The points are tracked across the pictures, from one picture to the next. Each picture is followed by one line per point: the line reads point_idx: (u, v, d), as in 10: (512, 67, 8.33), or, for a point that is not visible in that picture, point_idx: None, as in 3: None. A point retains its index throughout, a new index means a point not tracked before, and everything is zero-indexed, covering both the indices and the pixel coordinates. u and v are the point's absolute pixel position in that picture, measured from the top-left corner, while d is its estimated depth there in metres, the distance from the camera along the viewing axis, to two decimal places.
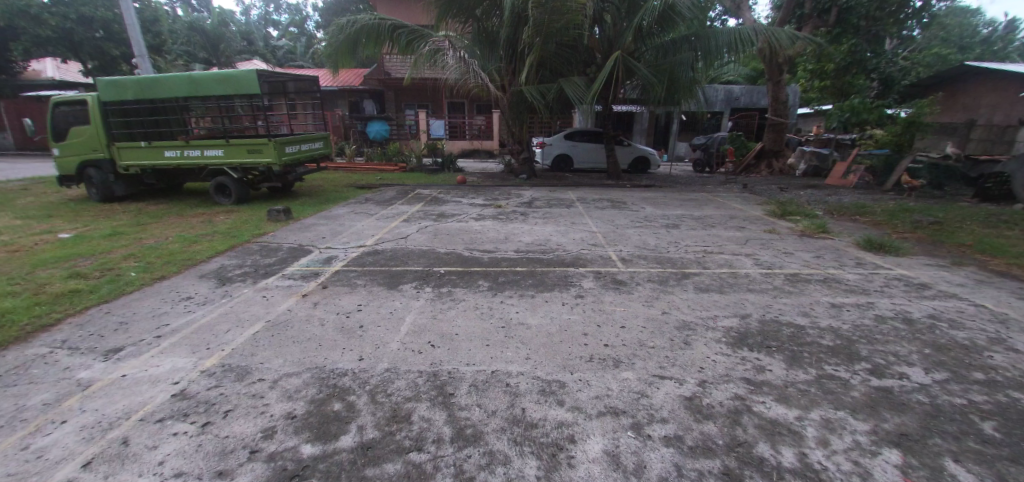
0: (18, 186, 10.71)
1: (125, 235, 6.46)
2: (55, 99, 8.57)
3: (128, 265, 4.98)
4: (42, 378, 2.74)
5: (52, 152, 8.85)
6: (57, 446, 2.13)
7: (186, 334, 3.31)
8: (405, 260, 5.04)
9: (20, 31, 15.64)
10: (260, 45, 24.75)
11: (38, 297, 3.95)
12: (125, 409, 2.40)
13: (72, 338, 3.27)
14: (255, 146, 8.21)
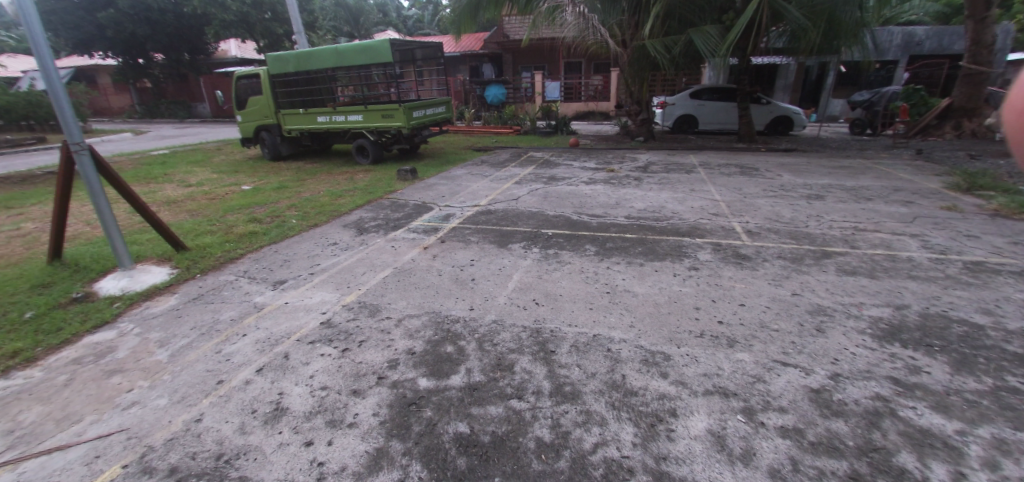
0: (215, 147, 13.22)
1: (288, 188, 7.65)
2: (239, 74, 10.27)
3: (290, 214, 5.91)
4: (231, 299, 3.47)
5: (236, 119, 10.69)
6: (240, 353, 2.70)
7: (332, 273, 3.88)
8: (515, 221, 5.18)
9: (212, 17, 18.82)
10: (393, 16, 26.55)
11: (229, 236, 4.93)
12: (286, 330, 2.94)
13: (251, 269, 4.05)
14: (388, 111, 8.98)
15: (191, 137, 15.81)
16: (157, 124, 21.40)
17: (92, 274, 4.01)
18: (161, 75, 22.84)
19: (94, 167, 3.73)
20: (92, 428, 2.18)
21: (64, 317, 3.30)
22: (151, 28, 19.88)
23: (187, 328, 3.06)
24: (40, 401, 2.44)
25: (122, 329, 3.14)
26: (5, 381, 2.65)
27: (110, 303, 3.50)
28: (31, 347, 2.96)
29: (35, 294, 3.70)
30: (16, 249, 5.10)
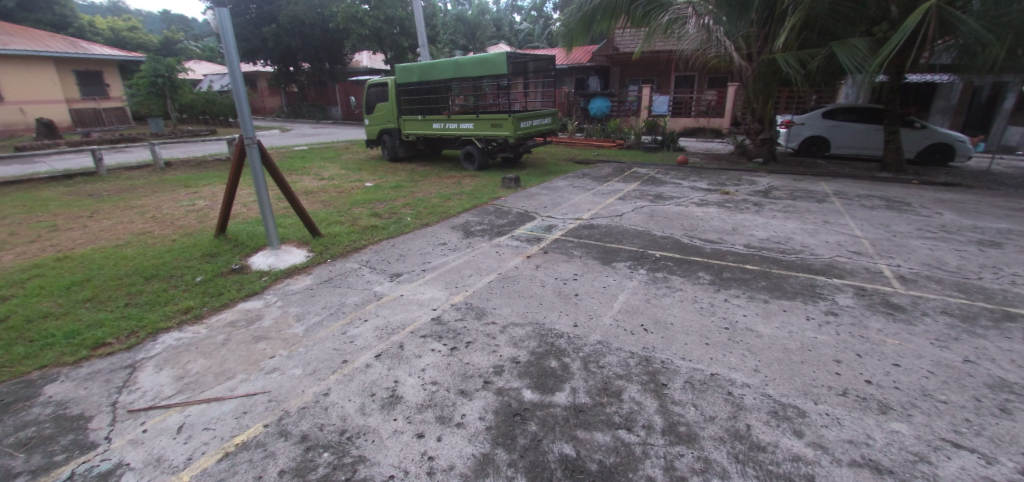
0: (343, 146, 14.79)
1: (404, 188, 8.27)
2: (371, 82, 11.39)
3: (405, 212, 6.37)
4: (355, 285, 3.80)
5: (364, 122, 11.83)
6: (362, 337, 2.93)
7: (441, 272, 4.08)
8: (620, 239, 5.01)
9: (352, 31, 21.17)
10: (506, 29, 27.60)
11: (355, 228, 5.45)
12: (401, 321, 3.14)
13: (371, 260, 4.42)
14: (497, 120, 9.29)
15: (324, 137, 17.86)
16: (298, 124, 24.57)
17: (247, 249, 4.67)
18: (305, 81, 26.23)
19: (260, 158, 4.34)
20: (241, 386, 2.51)
21: (225, 284, 3.88)
22: (302, 40, 22.99)
23: (319, 307, 3.42)
24: (204, 355, 2.87)
25: (267, 300, 3.59)
26: (180, 333, 3.18)
27: (259, 276, 4.04)
28: (201, 306, 3.52)
29: (205, 262, 4.41)
30: (193, 222, 6.13)
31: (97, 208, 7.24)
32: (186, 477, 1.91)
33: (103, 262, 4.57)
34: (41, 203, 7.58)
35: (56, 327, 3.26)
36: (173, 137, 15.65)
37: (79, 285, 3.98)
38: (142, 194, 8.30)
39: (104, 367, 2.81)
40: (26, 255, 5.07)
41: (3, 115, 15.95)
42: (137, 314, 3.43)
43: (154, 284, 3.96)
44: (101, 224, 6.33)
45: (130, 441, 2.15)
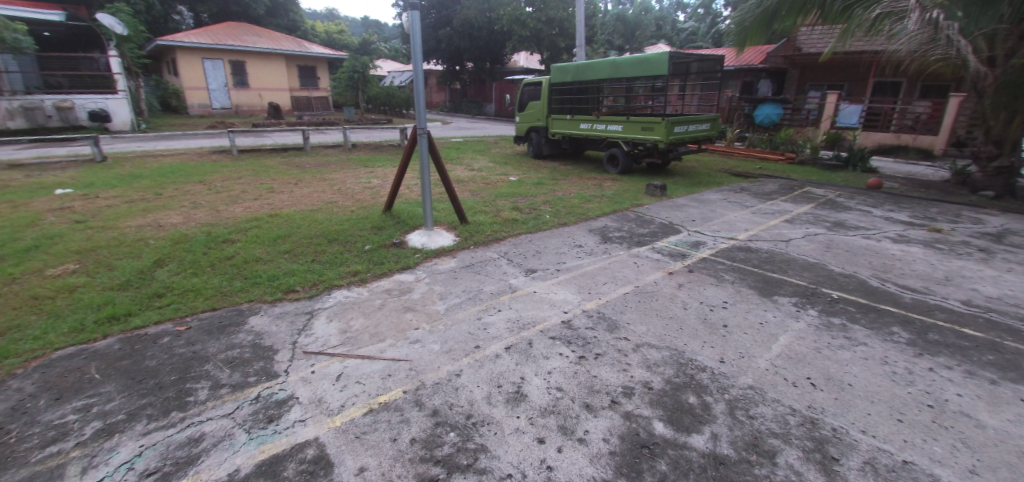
0: (493, 140, 15.65)
1: (546, 185, 8.40)
2: (527, 81, 11.82)
3: (545, 209, 6.44)
4: (493, 275, 3.97)
5: (514, 119, 12.28)
6: (494, 326, 3.05)
7: (575, 275, 4.01)
8: (784, 269, 4.33)
9: (514, 33, 22.19)
10: (668, 29, 26.14)
11: (497, 219, 5.69)
12: (533, 318, 3.18)
13: (510, 252, 4.57)
14: (649, 124, 8.81)
15: (477, 131, 19.15)
16: (457, 118, 26.84)
17: (406, 227, 5.21)
18: (467, 79, 28.49)
19: (427, 147, 4.78)
20: (389, 350, 2.80)
21: (386, 255, 4.38)
22: (469, 42, 25.02)
23: (460, 289, 3.64)
24: (364, 314, 3.28)
25: (417, 275, 3.96)
26: (348, 292, 3.68)
27: (414, 252, 4.48)
28: (366, 271, 4.03)
29: (373, 233, 5.04)
30: (367, 197, 7.11)
31: (301, 178, 8.88)
32: (338, 421, 2.18)
33: (300, 222, 5.54)
34: (263, 170, 9.53)
35: (263, 270, 4.05)
36: (358, 123, 18.38)
37: (282, 239, 4.89)
38: (331, 169, 9.92)
39: (291, 309, 3.41)
40: (252, 209, 6.44)
41: (248, 99, 20.84)
42: (318, 270, 4.07)
43: (333, 247, 4.67)
44: (302, 191, 7.72)
45: (301, 378, 2.54)
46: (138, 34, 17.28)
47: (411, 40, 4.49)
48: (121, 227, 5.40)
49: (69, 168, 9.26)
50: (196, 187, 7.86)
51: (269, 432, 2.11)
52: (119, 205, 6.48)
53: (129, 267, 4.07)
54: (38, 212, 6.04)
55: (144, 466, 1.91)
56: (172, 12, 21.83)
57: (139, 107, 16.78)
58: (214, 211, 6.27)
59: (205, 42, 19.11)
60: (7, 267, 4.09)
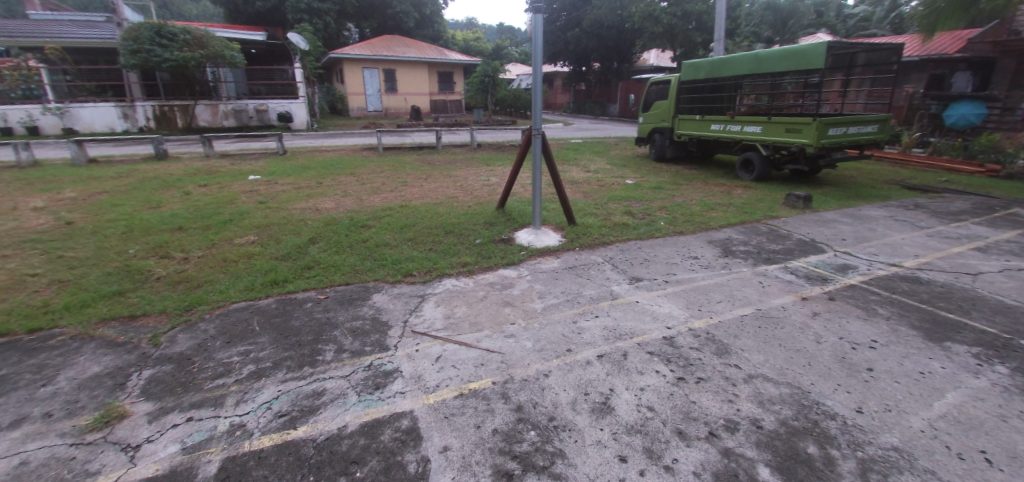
0: (614, 142, 15.28)
1: (665, 190, 7.95)
2: (654, 79, 11.26)
3: (660, 215, 6.10)
4: (595, 279, 3.89)
5: (638, 120, 11.80)
6: (590, 332, 2.99)
7: (685, 289, 3.73)
8: (964, 309, 3.47)
9: (646, 30, 21.32)
10: (832, 15, 22.59)
11: (607, 222, 5.56)
12: (632, 329, 3.05)
13: (616, 258, 4.43)
14: (796, 125, 7.75)
15: (599, 132, 18.89)
16: (579, 118, 26.81)
17: (516, 224, 5.38)
18: (593, 79, 28.22)
19: (541, 148, 4.86)
20: (484, 340, 2.93)
21: (494, 250, 4.58)
22: (598, 42, 24.76)
23: (560, 290, 3.65)
24: (467, 304, 3.47)
25: (521, 272, 4.07)
26: (456, 281, 3.93)
27: (520, 249, 4.60)
28: (474, 264, 4.26)
29: (485, 228, 5.31)
30: (483, 194, 7.50)
31: (429, 174, 9.73)
32: (432, 399, 2.35)
33: (424, 213, 6.08)
34: (400, 166, 10.66)
35: (388, 254, 4.54)
36: (485, 124, 19.46)
37: (408, 228, 5.41)
38: (456, 167, 10.68)
39: (406, 291, 3.76)
40: (386, 199, 7.25)
41: (395, 102, 23.43)
42: (434, 258, 4.42)
43: (449, 238, 5.02)
44: (429, 185, 8.45)
45: (406, 354, 2.80)
46: (316, 48, 20.55)
47: (534, 44, 4.61)
48: (290, 208, 6.51)
49: (260, 159, 11.45)
50: (346, 178, 9.12)
51: (374, 398, 2.37)
52: (290, 191, 7.82)
53: (290, 241, 4.89)
54: (235, 193, 7.60)
55: (278, 408, 2.29)
56: (342, 28, 25.48)
57: (312, 109, 19.98)
58: (357, 200, 7.20)
59: (365, 53, 21.95)
60: (211, 234, 5.22)
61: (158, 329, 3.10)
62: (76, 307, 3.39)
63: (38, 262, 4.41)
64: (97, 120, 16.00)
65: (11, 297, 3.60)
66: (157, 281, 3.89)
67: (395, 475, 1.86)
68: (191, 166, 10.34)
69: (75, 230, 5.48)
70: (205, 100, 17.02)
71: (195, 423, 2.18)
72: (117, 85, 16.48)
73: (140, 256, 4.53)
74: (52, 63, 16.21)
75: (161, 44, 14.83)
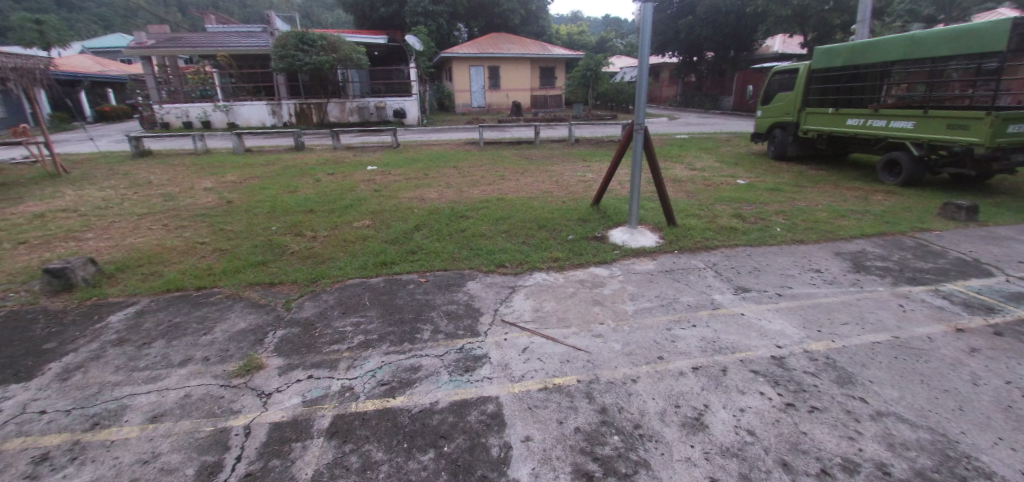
0: (725, 138, 14.12)
1: (784, 192, 7.16)
2: (777, 69, 10.14)
3: (776, 220, 5.52)
4: (694, 285, 3.66)
5: (755, 114, 10.75)
6: (685, 341, 2.83)
7: (801, 305, 3.34)
8: None
9: (771, 15, 19.26)
10: None
11: (712, 225, 5.18)
12: (734, 344, 2.82)
13: (720, 264, 4.11)
14: (961, 120, 6.47)
15: (708, 127, 17.58)
16: (687, 112, 25.20)
17: (611, 222, 5.25)
18: (705, 70, 26.30)
19: (643, 144, 4.65)
20: (572, 337, 2.91)
21: (587, 247, 4.52)
22: (713, 29, 22.99)
23: (654, 294, 3.49)
24: (557, 299, 3.48)
25: (613, 271, 3.97)
26: (547, 275, 3.97)
27: (614, 248, 4.48)
28: (565, 259, 4.25)
29: (579, 225, 5.26)
30: (580, 190, 7.43)
31: (527, 168, 9.89)
32: (516, 388, 2.41)
33: (520, 207, 6.20)
34: (500, 160, 10.99)
35: (484, 245, 4.71)
36: (585, 119, 19.21)
37: (503, 220, 5.57)
38: (553, 162, 10.71)
39: (499, 281, 3.88)
40: (485, 192, 7.53)
41: (499, 98, 24.15)
42: (526, 251, 4.49)
43: (542, 233, 5.07)
44: (527, 180, 8.59)
45: (495, 342, 2.89)
46: (429, 48, 21.92)
47: (641, 36, 4.41)
48: (399, 197, 7.07)
49: (377, 151, 12.58)
50: (450, 171, 9.64)
51: (464, 380, 2.49)
52: (400, 181, 8.49)
53: (398, 227, 5.31)
54: (356, 181, 8.46)
55: (380, 377, 2.51)
56: (453, 28, 26.77)
57: (423, 105, 21.40)
58: (458, 191, 7.58)
59: (472, 51, 22.88)
60: (335, 217, 5.88)
61: (289, 296, 3.59)
62: (231, 272, 4.05)
63: (207, 233, 5.34)
64: (252, 116, 18.84)
65: (187, 260, 4.42)
66: (291, 255, 4.49)
67: (479, 455, 1.95)
68: (322, 157, 11.73)
69: (234, 208, 6.53)
70: (335, 98, 19.11)
71: (313, 380, 2.49)
72: (268, 86, 19.15)
73: (280, 233, 5.26)
74: (222, 68, 19.30)
75: (302, 49, 16.92)
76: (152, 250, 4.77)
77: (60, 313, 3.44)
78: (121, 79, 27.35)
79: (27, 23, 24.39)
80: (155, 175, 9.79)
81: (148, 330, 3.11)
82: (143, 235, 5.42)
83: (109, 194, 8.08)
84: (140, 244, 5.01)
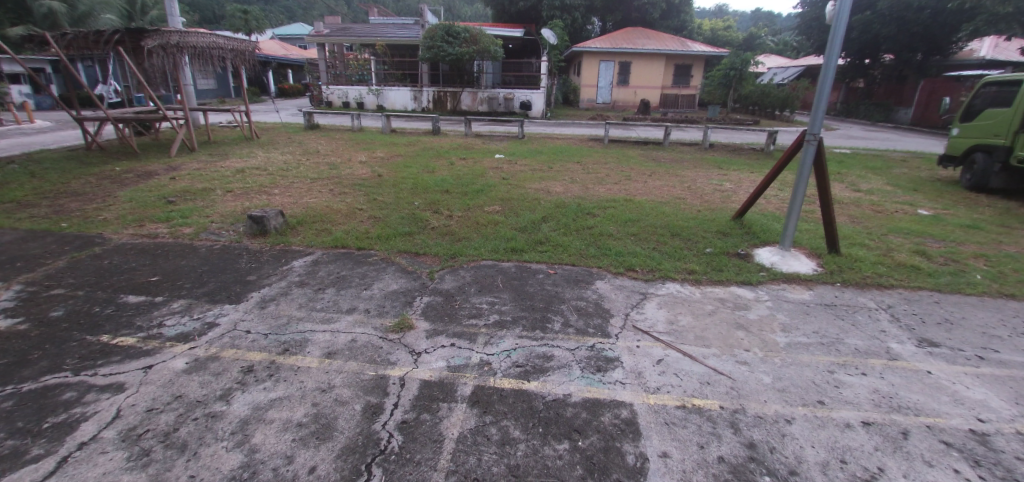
0: (900, 157, 11.91)
1: (987, 231, 5.82)
2: (989, 78, 8.18)
3: (976, 265, 4.51)
4: (862, 327, 3.18)
5: (949, 132, 8.88)
6: (852, 391, 2.47)
7: (1013, 375, 2.68)
8: None
9: (982, 11, 15.55)
10: None
11: (886, 260, 4.42)
12: (918, 404, 2.38)
13: (897, 308, 3.50)
14: None
15: (878, 142, 15.01)
16: (849, 124, 21.85)
17: (756, 240, 4.77)
18: (879, 76, 22.49)
19: (813, 157, 4.12)
20: (712, 358, 2.73)
21: (727, 263, 4.17)
22: (897, 28, 19.41)
23: (811, 329, 3.11)
24: (693, 314, 3.27)
25: (759, 295, 3.61)
26: (680, 287, 3.75)
27: (759, 269, 4.08)
28: (702, 273, 3.98)
29: (719, 238, 4.87)
30: (716, 200, 6.89)
31: (654, 171, 9.44)
32: (651, 400, 2.32)
33: (651, 211, 5.94)
34: (625, 159, 10.66)
35: (613, 246, 4.60)
36: (723, 123, 17.71)
37: (632, 222, 5.39)
38: (684, 166, 10.09)
39: (629, 285, 3.77)
40: (610, 191, 7.36)
41: (628, 95, 23.41)
42: (658, 258, 4.29)
43: (676, 241, 4.80)
44: (655, 183, 8.20)
45: (627, 347, 2.82)
46: (564, 42, 21.97)
47: (831, 36, 3.88)
48: (526, 187, 7.24)
49: (503, 140, 13.09)
50: (574, 166, 9.63)
51: (596, 379, 2.47)
52: (526, 171, 8.69)
53: (527, 217, 5.44)
54: (485, 167, 8.89)
55: (516, 358, 2.61)
56: (588, 22, 26.47)
57: (550, 99, 21.66)
58: (583, 187, 7.53)
59: (605, 47, 22.37)
60: (468, 199, 6.23)
61: (432, 267, 3.90)
62: (384, 238, 4.53)
63: (363, 201, 6.04)
64: (398, 99, 20.84)
65: (349, 223, 5.05)
66: (432, 230, 4.87)
67: (614, 459, 1.91)
68: (454, 141, 12.56)
69: (383, 181, 7.28)
70: (469, 87, 20.23)
71: (455, 349, 2.68)
72: (414, 73, 20.95)
73: (421, 208, 5.74)
74: (378, 55, 21.55)
75: (447, 41, 18.11)
76: (323, 210, 5.54)
77: (257, 253, 4.18)
78: (300, 63, 32.11)
79: (238, 13, 29.84)
80: (321, 145, 11.35)
81: (321, 278, 3.63)
82: (314, 196, 6.32)
83: (288, 158, 9.62)
84: (313, 204, 5.84)
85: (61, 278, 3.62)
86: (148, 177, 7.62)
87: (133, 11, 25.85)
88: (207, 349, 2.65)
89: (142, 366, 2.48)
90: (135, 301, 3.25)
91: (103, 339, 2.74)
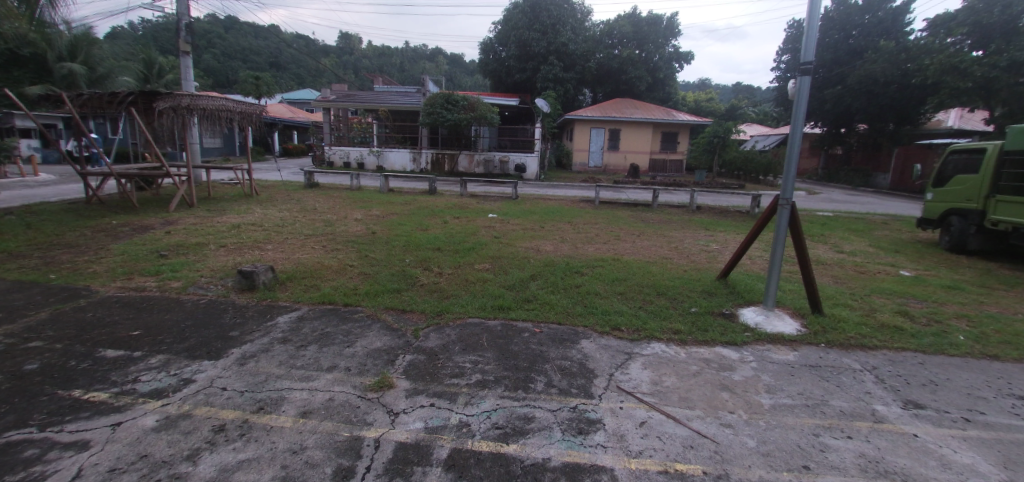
0: (882, 220, 12.28)
1: (968, 293, 5.92)
2: (955, 147, 8.68)
3: (958, 326, 4.55)
4: (847, 388, 3.17)
5: (924, 196, 9.24)
6: (838, 455, 2.42)
7: (1001, 438, 2.64)
8: None
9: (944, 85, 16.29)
10: None
11: (870, 321, 4.46)
12: (905, 470, 2.33)
13: (882, 369, 3.49)
14: None
15: (859, 206, 15.52)
16: (831, 188, 22.71)
17: (741, 300, 4.83)
18: (855, 144, 23.71)
19: (788, 221, 4.28)
20: (696, 421, 2.68)
21: (712, 323, 4.19)
22: (867, 100, 20.74)
23: (797, 391, 3.08)
24: (677, 375, 3.25)
25: (744, 355, 3.61)
26: (665, 347, 3.73)
27: (744, 329, 4.09)
28: (687, 333, 3.98)
29: (704, 297, 4.94)
30: (702, 260, 7.02)
31: (643, 231, 9.66)
32: (632, 464, 2.27)
33: (638, 270, 6.03)
34: (615, 220, 10.92)
35: (599, 304, 4.65)
36: (709, 187, 18.37)
37: (619, 281, 5.47)
38: (671, 227, 10.37)
39: (614, 344, 3.75)
40: (597, 250, 7.50)
41: (618, 159, 24.40)
42: (644, 318, 4.31)
43: (661, 300, 4.85)
44: (643, 243, 8.36)
45: (610, 408, 2.78)
46: (556, 110, 23.20)
47: (793, 110, 4.18)
48: (516, 245, 7.38)
49: (497, 201, 13.40)
50: (565, 225, 9.83)
51: (576, 442, 2.42)
52: (517, 231, 8.86)
53: (515, 275, 5.51)
54: (478, 226, 9.08)
55: (495, 420, 2.56)
56: (579, 93, 28.09)
57: (544, 162, 22.56)
58: (572, 247, 7.68)
59: (596, 115, 23.64)
60: (458, 257, 6.33)
61: (417, 324, 3.90)
62: (371, 294, 4.55)
63: (354, 257, 6.12)
64: (397, 161, 21.60)
65: (338, 278, 5.09)
66: (421, 287, 4.91)
67: None
68: (449, 201, 12.87)
69: (376, 239, 7.39)
70: (465, 150, 21.09)
71: (434, 409, 2.63)
72: (413, 137, 21.89)
73: (412, 265, 5.81)
74: (380, 120, 22.57)
75: (446, 108, 19.13)
76: (314, 266, 5.60)
77: (243, 308, 4.17)
78: (305, 126, 33.50)
79: (249, 79, 31.52)
80: (319, 203, 11.59)
81: (305, 334, 3.60)
82: (306, 252, 6.40)
83: (285, 215, 9.76)
84: (304, 260, 5.90)
85: (41, 330, 3.58)
86: (143, 230, 7.72)
87: (149, 74, 27.25)
88: (180, 406, 2.58)
89: (110, 423, 2.41)
90: (112, 355, 3.20)
91: (74, 394, 2.68)
